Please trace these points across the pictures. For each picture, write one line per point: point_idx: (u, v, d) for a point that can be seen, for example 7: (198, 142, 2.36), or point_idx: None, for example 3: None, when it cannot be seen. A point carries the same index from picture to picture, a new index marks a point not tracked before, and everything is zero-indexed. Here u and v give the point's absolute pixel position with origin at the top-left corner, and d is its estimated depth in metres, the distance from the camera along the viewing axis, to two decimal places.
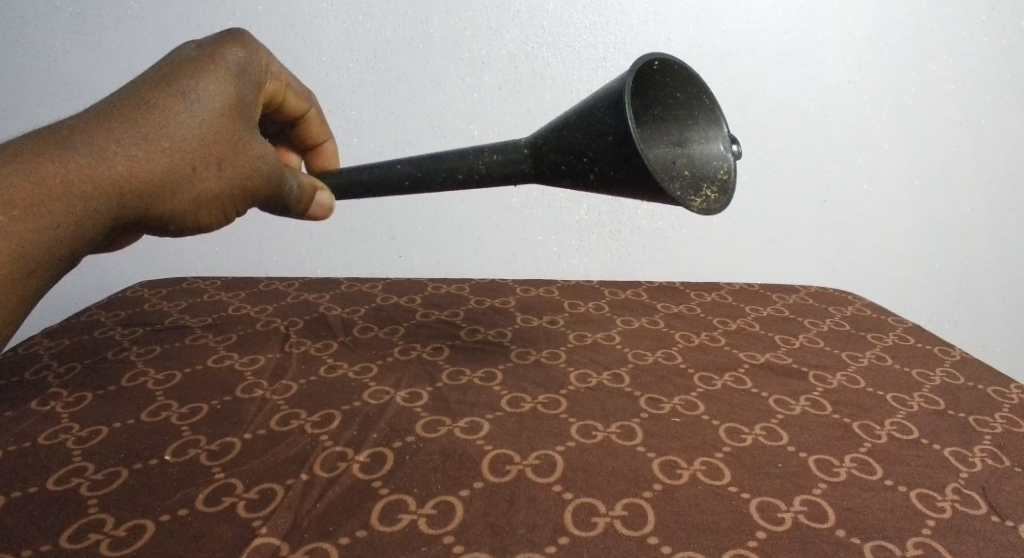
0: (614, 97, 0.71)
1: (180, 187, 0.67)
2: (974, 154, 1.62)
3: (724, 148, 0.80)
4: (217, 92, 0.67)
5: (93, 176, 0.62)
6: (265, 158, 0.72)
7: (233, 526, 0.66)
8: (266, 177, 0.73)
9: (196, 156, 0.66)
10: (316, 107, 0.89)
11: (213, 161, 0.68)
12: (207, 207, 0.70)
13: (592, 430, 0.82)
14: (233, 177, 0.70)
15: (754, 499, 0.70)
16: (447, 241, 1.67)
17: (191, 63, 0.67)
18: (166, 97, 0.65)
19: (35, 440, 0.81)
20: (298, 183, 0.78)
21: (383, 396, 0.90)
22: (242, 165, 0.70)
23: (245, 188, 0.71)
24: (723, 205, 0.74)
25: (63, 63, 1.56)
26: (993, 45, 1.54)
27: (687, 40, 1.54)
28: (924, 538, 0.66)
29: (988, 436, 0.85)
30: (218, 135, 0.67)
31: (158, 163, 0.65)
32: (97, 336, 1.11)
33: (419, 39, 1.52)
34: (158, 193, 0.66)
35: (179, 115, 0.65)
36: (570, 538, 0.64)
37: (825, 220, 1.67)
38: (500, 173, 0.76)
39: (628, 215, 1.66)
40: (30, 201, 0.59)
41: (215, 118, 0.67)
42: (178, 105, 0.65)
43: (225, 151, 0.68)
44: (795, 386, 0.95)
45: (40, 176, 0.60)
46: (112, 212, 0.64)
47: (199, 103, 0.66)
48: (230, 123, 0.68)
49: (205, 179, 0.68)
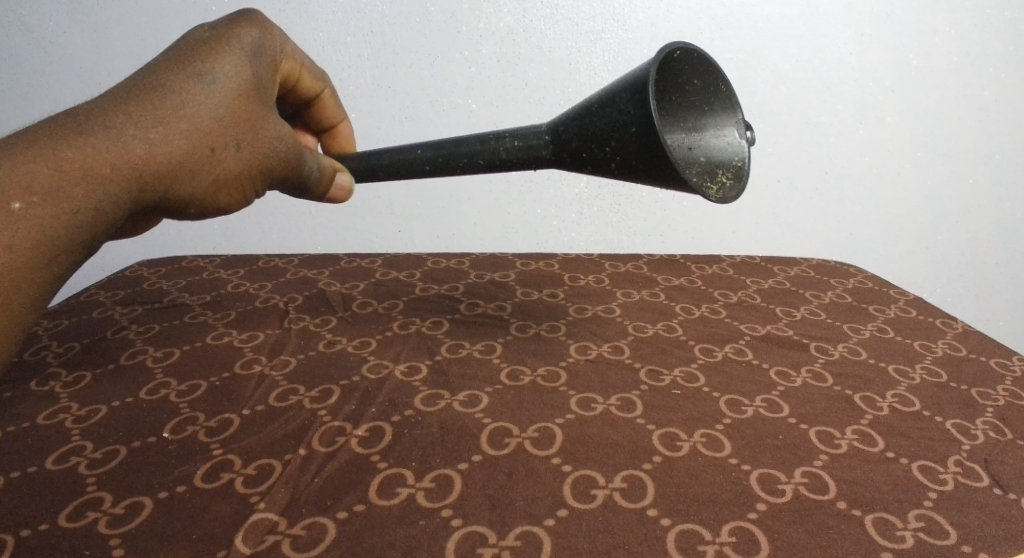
0: (639, 84, 0.69)
1: (199, 169, 0.65)
2: (977, 127, 1.60)
3: (739, 134, 0.78)
4: (232, 72, 0.65)
5: (113, 160, 0.60)
6: (286, 137, 0.70)
7: (231, 502, 0.66)
8: (286, 157, 0.71)
9: (214, 137, 0.65)
10: (330, 88, 0.87)
11: (231, 142, 0.66)
12: (226, 189, 0.68)
13: (592, 402, 0.81)
14: (251, 157, 0.68)
15: (755, 471, 0.70)
16: (447, 215, 1.66)
17: (206, 45, 0.65)
18: (181, 79, 0.63)
19: (34, 420, 0.81)
20: (319, 160, 0.76)
21: (383, 370, 0.90)
22: (262, 145, 0.69)
23: (263, 168, 0.70)
24: (737, 195, 0.73)
25: (58, 44, 1.53)
26: (996, 17, 1.52)
27: (687, 12, 1.51)
28: (925, 510, 0.66)
29: (991, 408, 0.84)
30: (235, 116, 0.65)
31: (177, 145, 0.63)
32: (96, 315, 1.11)
33: (416, 13, 1.49)
34: (177, 175, 0.64)
35: (196, 97, 0.63)
36: (569, 511, 0.64)
37: (826, 193, 1.65)
38: (520, 158, 0.75)
39: (629, 188, 1.64)
40: (50, 186, 0.57)
41: (232, 99, 0.65)
42: (193, 87, 0.63)
43: (242, 131, 0.66)
44: (796, 357, 0.94)
45: (58, 160, 0.58)
46: (132, 197, 0.62)
47: (217, 84, 0.64)
48: (248, 103, 0.66)
49: (223, 160, 0.66)
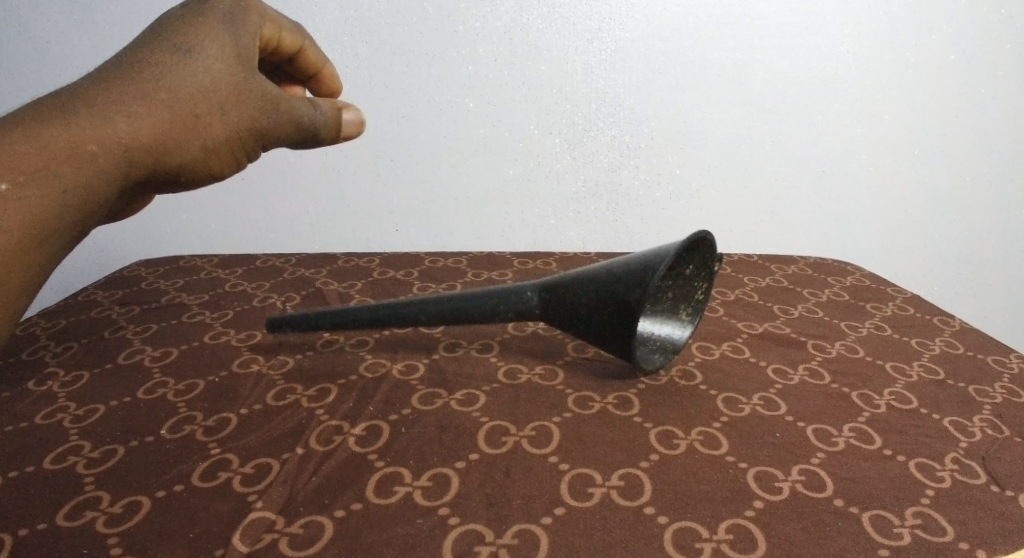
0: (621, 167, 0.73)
1: (188, 137, 0.65)
2: (975, 124, 1.60)
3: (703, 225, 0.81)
4: (211, 41, 0.65)
5: (98, 136, 0.60)
6: (276, 97, 0.70)
7: (228, 501, 0.66)
8: (277, 119, 0.70)
9: (198, 104, 0.64)
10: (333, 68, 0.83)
11: (216, 107, 0.66)
12: (218, 155, 0.68)
13: (589, 400, 0.81)
14: (239, 122, 0.67)
15: (752, 469, 0.70)
16: (445, 214, 1.66)
17: (183, 19, 0.66)
18: (160, 53, 0.64)
19: (32, 420, 0.81)
20: (319, 113, 0.75)
21: (380, 368, 0.90)
22: (250, 110, 0.68)
23: (254, 131, 0.69)
24: (682, 346, 0.89)
25: (57, 47, 1.51)
26: (993, 16, 1.52)
27: (684, 10, 1.51)
28: (922, 508, 0.66)
29: (988, 406, 0.84)
30: (218, 83, 0.65)
31: (161, 115, 0.63)
32: (94, 315, 1.11)
33: (412, 12, 1.49)
34: (165, 145, 0.64)
35: (176, 67, 0.63)
36: (566, 509, 0.64)
37: (822, 191, 1.66)
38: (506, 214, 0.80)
39: (626, 186, 1.64)
40: (37, 166, 0.57)
41: (212, 66, 0.65)
42: (172, 58, 0.63)
43: (227, 96, 0.66)
44: (793, 355, 0.94)
45: (42, 140, 0.58)
46: (123, 171, 0.62)
47: (196, 54, 0.64)
48: (231, 69, 0.66)
49: (211, 127, 0.66)
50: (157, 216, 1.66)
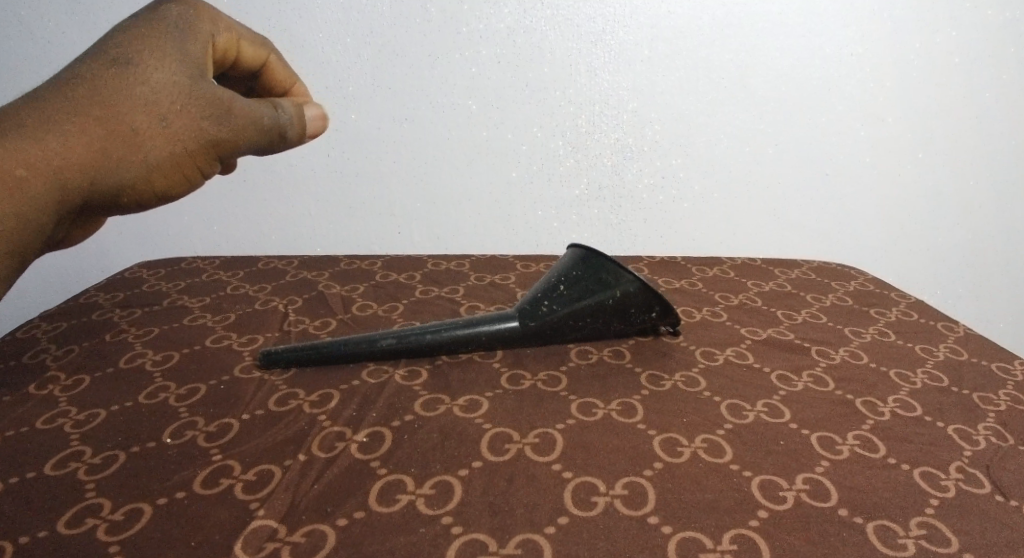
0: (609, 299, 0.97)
1: (127, 152, 0.65)
2: (978, 127, 1.60)
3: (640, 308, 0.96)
4: (150, 55, 0.66)
5: (30, 156, 0.62)
6: (224, 103, 0.69)
7: (231, 508, 0.66)
8: (226, 127, 0.69)
9: (134, 118, 0.65)
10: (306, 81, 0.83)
11: (154, 119, 0.66)
12: (164, 168, 0.68)
13: (593, 407, 0.81)
14: (182, 132, 0.67)
15: (756, 478, 0.70)
16: (448, 216, 1.65)
17: (127, 35, 0.67)
18: (100, 69, 0.65)
19: (33, 425, 0.81)
20: (281, 115, 0.73)
21: (383, 374, 0.89)
22: (195, 119, 0.68)
23: (201, 140, 0.68)
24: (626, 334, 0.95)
25: (57, 45, 1.49)
26: (997, 18, 1.52)
27: (687, 12, 1.50)
28: (927, 517, 0.65)
29: (992, 413, 0.84)
30: (155, 95, 0.66)
31: (95, 131, 0.64)
32: (94, 318, 1.11)
33: (415, 13, 1.49)
34: (101, 161, 0.64)
35: (112, 83, 0.65)
36: (570, 518, 0.64)
37: (825, 194, 1.65)
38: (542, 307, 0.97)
39: (630, 188, 1.63)
40: None
41: (150, 79, 0.66)
42: (111, 74, 0.65)
43: (166, 107, 0.66)
44: (798, 361, 0.94)
45: None
46: (61, 189, 0.63)
47: (133, 69, 0.66)
48: (170, 80, 0.67)
49: (150, 140, 0.66)
50: (157, 218, 1.65)
